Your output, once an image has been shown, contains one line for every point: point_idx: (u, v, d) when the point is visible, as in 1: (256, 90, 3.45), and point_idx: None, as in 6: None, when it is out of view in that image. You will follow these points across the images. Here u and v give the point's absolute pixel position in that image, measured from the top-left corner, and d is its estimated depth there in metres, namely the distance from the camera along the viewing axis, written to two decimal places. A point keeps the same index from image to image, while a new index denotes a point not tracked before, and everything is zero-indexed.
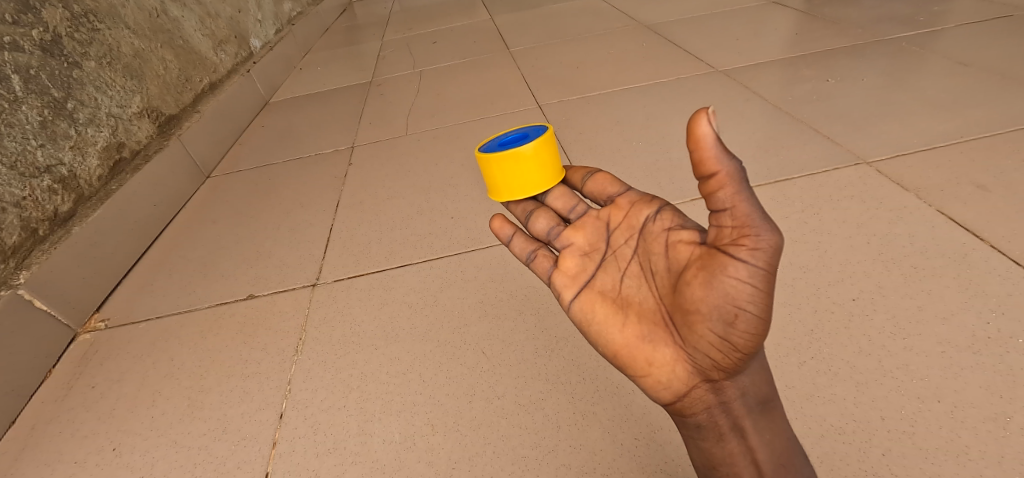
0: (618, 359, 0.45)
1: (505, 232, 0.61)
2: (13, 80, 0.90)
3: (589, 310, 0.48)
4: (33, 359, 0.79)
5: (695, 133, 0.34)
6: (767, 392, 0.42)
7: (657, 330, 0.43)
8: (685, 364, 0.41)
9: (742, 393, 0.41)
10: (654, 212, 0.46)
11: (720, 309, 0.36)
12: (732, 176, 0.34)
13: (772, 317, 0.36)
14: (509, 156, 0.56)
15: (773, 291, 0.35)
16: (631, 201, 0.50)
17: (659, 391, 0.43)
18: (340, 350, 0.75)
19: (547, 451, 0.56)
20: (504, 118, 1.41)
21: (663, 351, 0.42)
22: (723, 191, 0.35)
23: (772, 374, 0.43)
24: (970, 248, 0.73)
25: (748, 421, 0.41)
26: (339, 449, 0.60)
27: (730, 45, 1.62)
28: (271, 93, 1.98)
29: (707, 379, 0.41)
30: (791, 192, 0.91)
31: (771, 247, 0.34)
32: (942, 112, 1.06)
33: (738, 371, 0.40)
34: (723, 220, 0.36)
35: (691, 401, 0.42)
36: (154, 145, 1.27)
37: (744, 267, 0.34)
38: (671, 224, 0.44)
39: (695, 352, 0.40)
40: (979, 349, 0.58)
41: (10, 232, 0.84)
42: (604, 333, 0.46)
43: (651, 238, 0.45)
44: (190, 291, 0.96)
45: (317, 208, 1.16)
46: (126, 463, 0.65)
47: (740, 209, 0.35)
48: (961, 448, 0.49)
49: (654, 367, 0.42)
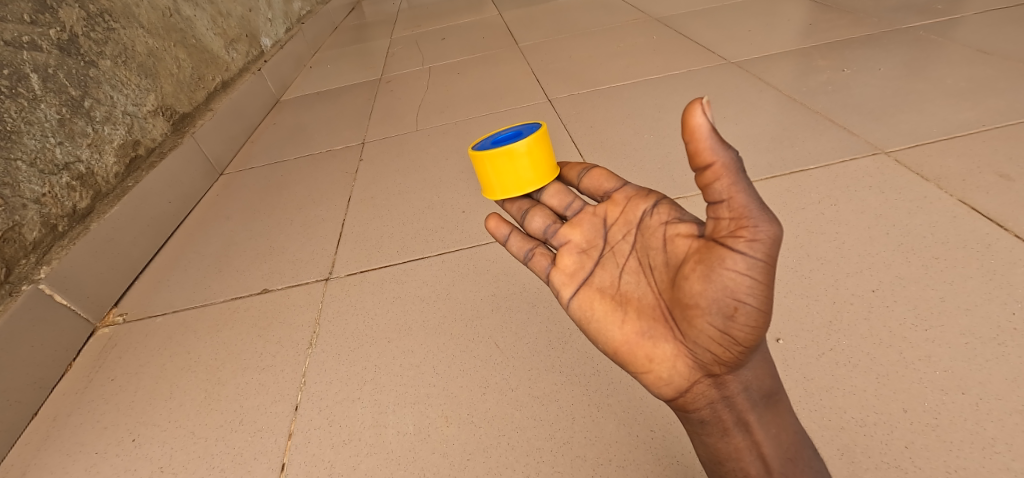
0: (618, 356, 0.45)
1: (501, 232, 0.60)
2: (31, 80, 0.92)
3: (587, 307, 0.48)
4: (53, 352, 0.80)
5: (690, 122, 0.34)
6: (771, 385, 0.42)
7: (656, 326, 0.42)
8: (686, 360, 0.40)
9: (745, 387, 0.41)
10: (651, 206, 0.46)
11: (719, 303, 0.36)
12: (727, 166, 0.34)
13: (772, 309, 0.36)
14: (502, 153, 0.56)
15: (772, 283, 0.35)
16: (627, 196, 0.49)
17: (660, 388, 0.42)
18: (354, 343, 0.76)
19: (562, 443, 0.55)
20: (514, 113, 1.40)
21: (663, 347, 0.41)
22: (719, 182, 0.35)
23: (775, 368, 0.42)
24: (994, 238, 0.71)
25: (752, 415, 0.41)
26: (354, 441, 0.61)
27: (742, 36, 1.60)
28: (281, 91, 1.99)
29: (709, 374, 0.40)
30: (807, 184, 0.90)
31: (770, 239, 0.34)
32: (962, 100, 1.04)
33: (740, 365, 0.39)
34: (720, 211, 0.36)
35: (693, 396, 0.41)
36: (168, 143, 1.28)
37: (743, 259, 0.34)
38: (668, 217, 0.44)
39: (695, 347, 0.39)
40: (1004, 340, 0.57)
41: (30, 228, 0.86)
42: (603, 330, 0.46)
43: (648, 233, 0.45)
44: (205, 286, 0.97)
45: (329, 203, 1.17)
46: (144, 454, 0.66)
47: (738, 200, 0.35)
48: (986, 440, 0.48)
49: (655, 363, 0.42)
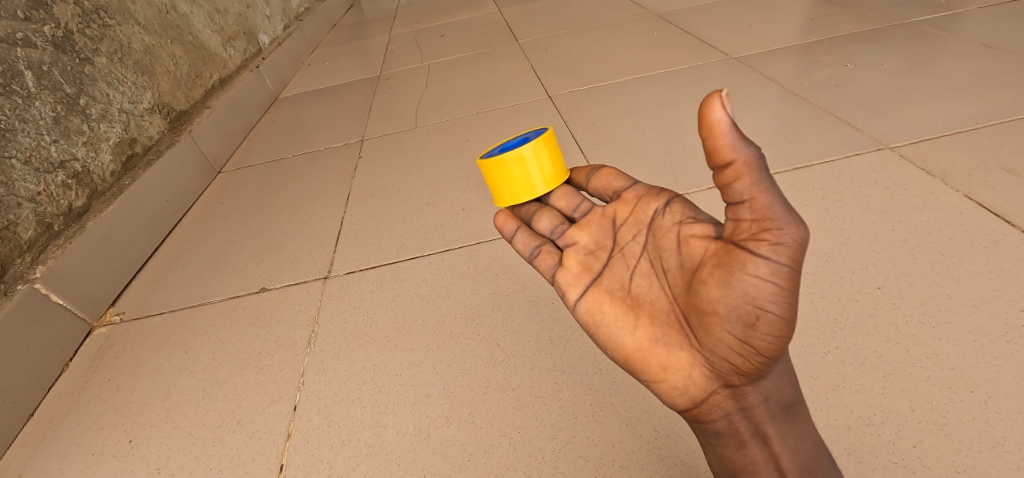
0: (629, 363, 0.44)
1: (508, 229, 0.58)
2: (26, 77, 0.91)
3: (596, 310, 0.47)
4: (49, 353, 0.80)
5: (709, 115, 0.33)
6: (791, 396, 0.41)
7: (671, 333, 0.41)
8: (702, 369, 0.40)
9: (765, 399, 0.40)
10: (662, 205, 0.45)
11: (739, 311, 0.35)
12: (749, 165, 0.33)
13: (796, 318, 0.35)
14: (510, 157, 0.57)
15: (796, 290, 0.33)
16: (638, 195, 0.48)
17: (674, 397, 0.41)
18: (353, 342, 0.75)
19: (564, 443, 0.55)
20: (514, 110, 1.39)
21: (678, 355, 0.40)
22: (740, 182, 0.34)
23: (796, 378, 0.41)
24: (1001, 234, 0.70)
25: (771, 428, 0.40)
26: (353, 442, 0.60)
27: (744, 31, 1.59)
28: (279, 88, 1.98)
29: (727, 384, 0.39)
30: (812, 180, 0.89)
31: (795, 242, 0.33)
32: (967, 95, 1.02)
33: (760, 376, 0.38)
34: (742, 213, 0.35)
35: (709, 407, 0.41)
36: (166, 141, 1.27)
37: (766, 263, 0.33)
38: (682, 217, 0.43)
39: (712, 356, 0.38)
40: (1012, 337, 0.56)
41: (25, 227, 0.85)
42: (614, 336, 0.45)
43: (660, 233, 0.44)
44: (203, 285, 0.96)
45: (329, 201, 1.16)
46: (141, 455, 0.65)
47: (760, 201, 0.34)
48: (996, 440, 0.47)
49: (669, 372, 0.41)
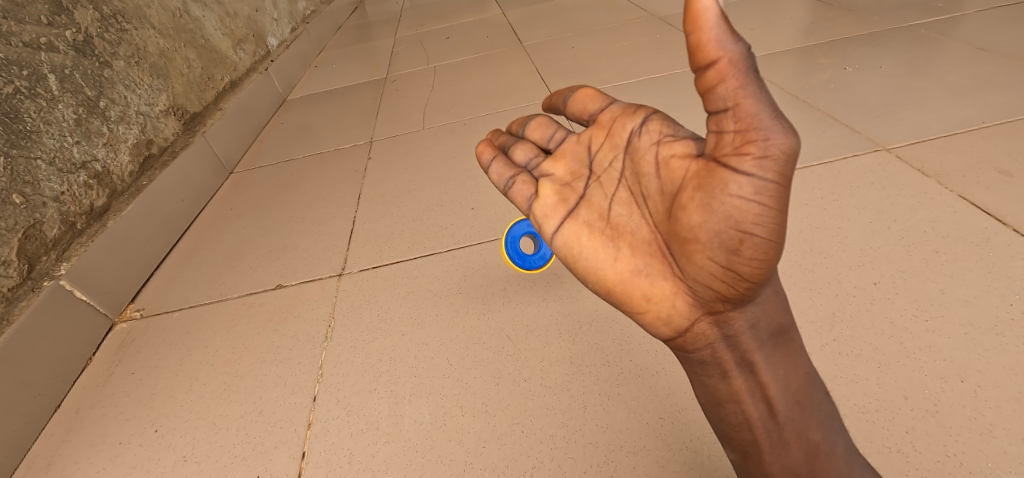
0: (612, 294, 0.47)
1: (485, 159, 0.62)
2: (50, 80, 0.94)
3: (576, 240, 0.50)
4: (74, 348, 0.83)
5: (694, 4, 0.33)
6: (779, 321, 0.43)
7: (652, 263, 0.44)
8: (685, 298, 0.43)
9: (751, 326, 0.42)
10: (639, 127, 0.46)
11: (720, 235, 0.37)
12: (734, 65, 0.33)
13: (783, 239, 0.36)
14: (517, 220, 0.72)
15: (780, 207, 0.35)
16: (613, 116, 0.50)
17: (658, 327, 0.45)
18: (368, 336, 0.78)
19: (574, 430, 0.58)
20: (520, 112, 1.42)
21: (661, 286, 0.44)
22: (725, 85, 0.34)
23: (784, 303, 0.44)
24: (993, 233, 0.73)
25: (758, 355, 0.43)
26: (372, 430, 0.63)
27: (746, 34, 1.62)
28: (287, 90, 2.01)
29: (710, 312, 0.42)
30: (811, 180, 0.92)
31: (783, 153, 0.33)
32: (962, 98, 1.05)
33: (745, 301, 0.41)
34: (726, 124, 0.35)
35: (693, 335, 0.44)
36: (180, 142, 1.30)
37: (749, 182, 0.34)
38: (660, 138, 0.44)
39: (694, 284, 0.42)
40: (1002, 331, 0.59)
41: (50, 226, 0.88)
42: (596, 267, 0.48)
43: (640, 158, 0.45)
44: (220, 282, 0.99)
45: (340, 201, 1.19)
46: (167, 444, 0.68)
47: (745, 109, 0.34)
48: (985, 426, 0.50)
49: (653, 302, 0.44)
